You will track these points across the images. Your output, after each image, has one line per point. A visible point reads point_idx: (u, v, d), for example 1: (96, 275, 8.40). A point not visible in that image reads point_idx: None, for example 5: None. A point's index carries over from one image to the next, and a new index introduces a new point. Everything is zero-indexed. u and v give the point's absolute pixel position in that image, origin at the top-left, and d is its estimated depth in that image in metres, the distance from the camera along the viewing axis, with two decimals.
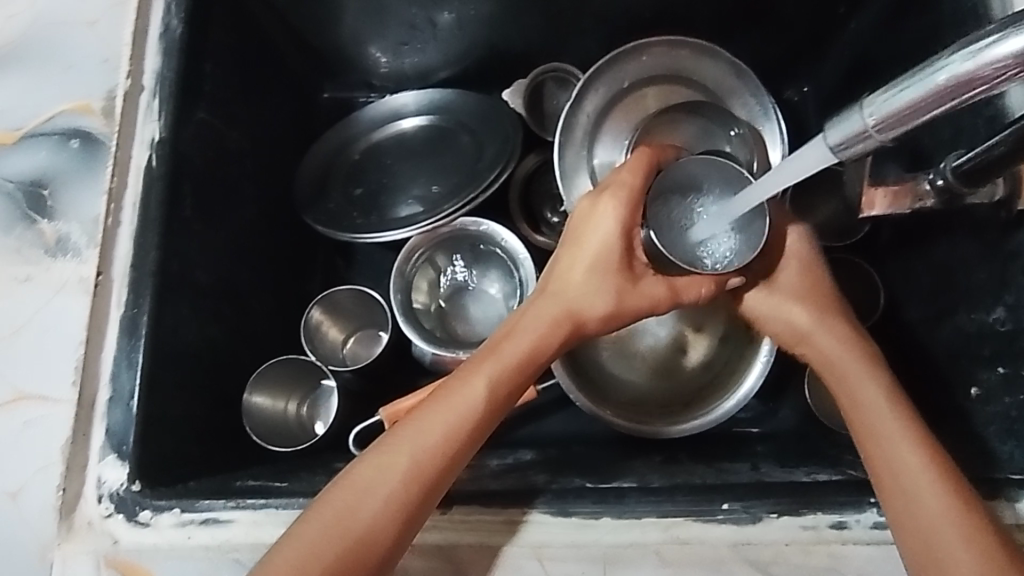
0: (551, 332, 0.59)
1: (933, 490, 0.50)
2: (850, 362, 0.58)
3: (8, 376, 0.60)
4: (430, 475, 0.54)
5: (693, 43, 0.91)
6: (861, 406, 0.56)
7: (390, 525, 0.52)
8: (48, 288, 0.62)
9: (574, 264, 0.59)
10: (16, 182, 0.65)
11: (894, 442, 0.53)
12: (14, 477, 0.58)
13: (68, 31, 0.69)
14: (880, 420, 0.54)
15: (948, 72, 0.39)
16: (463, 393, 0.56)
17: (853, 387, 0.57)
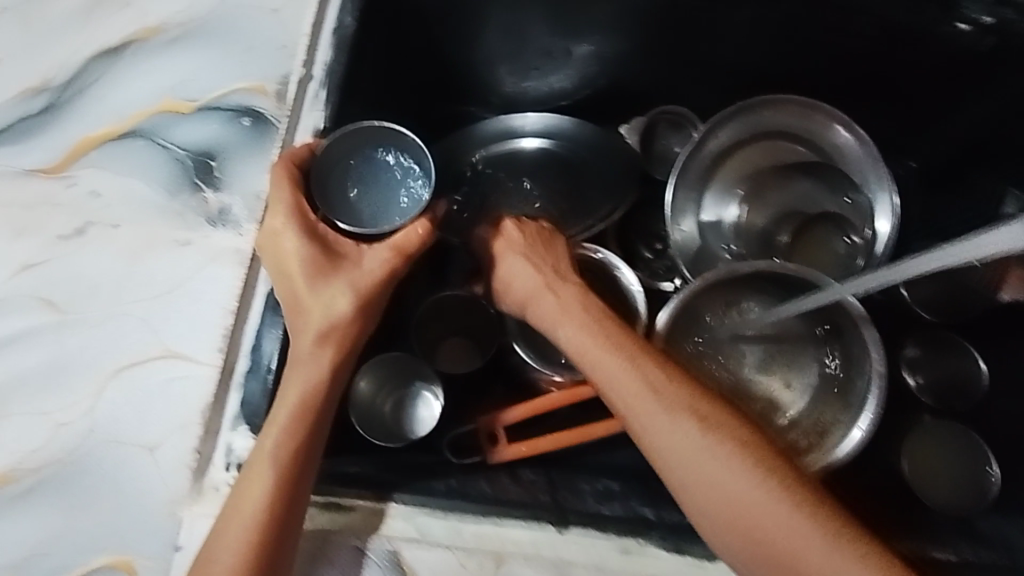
0: (318, 345, 0.57)
1: (736, 471, 0.53)
2: (609, 360, 0.61)
3: (158, 333, 0.62)
4: (273, 482, 0.53)
5: (824, 107, 0.92)
6: (652, 423, 0.57)
7: (271, 527, 0.52)
8: (205, 255, 0.64)
9: (295, 284, 0.58)
10: (187, 151, 0.67)
11: (669, 425, 0.56)
12: (154, 431, 0.60)
13: (253, 16, 0.72)
14: (668, 427, 0.56)
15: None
16: (271, 424, 0.55)
17: (643, 399, 0.57)
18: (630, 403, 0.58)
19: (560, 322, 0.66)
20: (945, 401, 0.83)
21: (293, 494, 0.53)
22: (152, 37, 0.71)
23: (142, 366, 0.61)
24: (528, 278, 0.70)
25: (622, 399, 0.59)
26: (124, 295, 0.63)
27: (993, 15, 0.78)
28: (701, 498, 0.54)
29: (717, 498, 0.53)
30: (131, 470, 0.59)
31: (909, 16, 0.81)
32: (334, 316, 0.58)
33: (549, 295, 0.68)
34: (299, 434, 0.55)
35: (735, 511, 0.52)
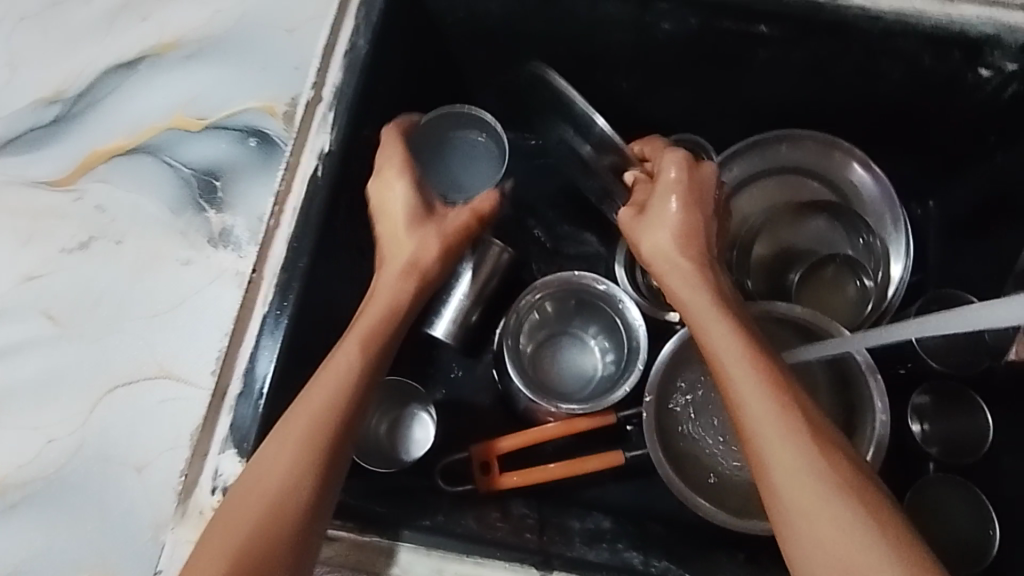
0: (402, 277, 0.66)
1: (830, 479, 0.47)
2: (723, 330, 0.56)
3: (153, 354, 0.62)
4: (341, 411, 0.56)
5: (843, 146, 0.92)
6: (752, 399, 0.51)
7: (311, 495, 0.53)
8: (205, 275, 0.65)
9: (393, 225, 0.68)
10: (192, 169, 0.67)
11: (780, 420, 0.50)
12: (145, 451, 0.60)
13: (266, 36, 0.72)
14: (765, 408, 0.51)
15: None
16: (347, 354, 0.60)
17: (750, 373, 0.52)
18: (734, 374, 0.53)
19: (692, 297, 0.60)
20: (954, 455, 0.82)
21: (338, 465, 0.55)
22: (166, 52, 0.71)
23: (136, 385, 0.62)
24: (665, 236, 0.63)
25: (736, 381, 0.53)
26: (123, 312, 0.63)
27: (1017, 63, 0.75)
28: (787, 490, 0.48)
29: (812, 516, 0.46)
30: (120, 489, 0.59)
31: (935, 62, 0.79)
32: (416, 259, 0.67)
33: (687, 263, 0.62)
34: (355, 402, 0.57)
35: (833, 538, 0.45)
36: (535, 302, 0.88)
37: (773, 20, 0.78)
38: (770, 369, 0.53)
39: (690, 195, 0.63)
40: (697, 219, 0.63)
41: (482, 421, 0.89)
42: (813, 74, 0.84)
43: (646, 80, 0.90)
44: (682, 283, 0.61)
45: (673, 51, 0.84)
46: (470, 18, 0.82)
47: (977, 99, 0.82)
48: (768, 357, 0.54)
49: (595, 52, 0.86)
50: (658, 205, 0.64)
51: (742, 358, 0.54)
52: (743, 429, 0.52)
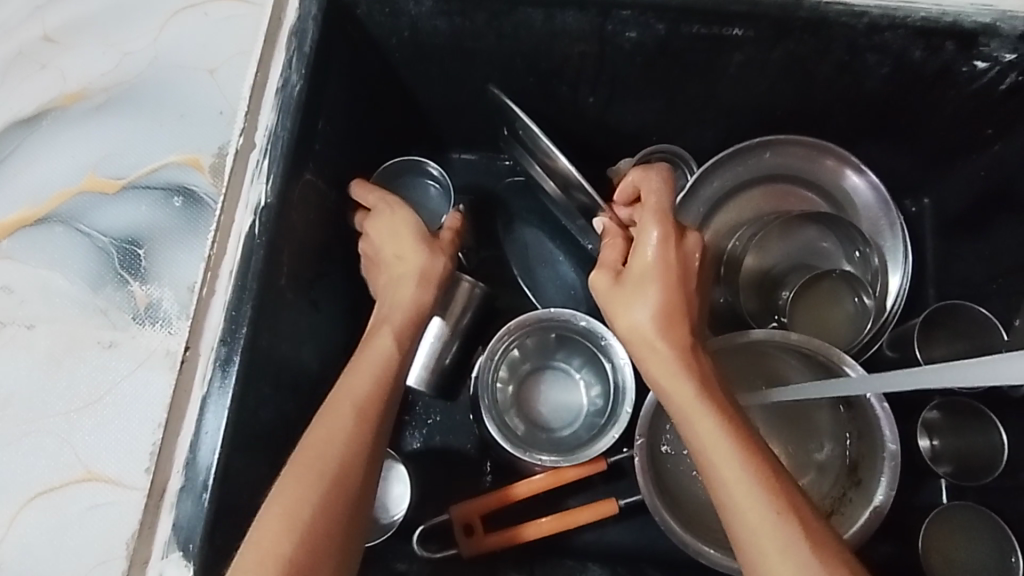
0: (419, 287, 0.64)
1: None
2: (705, 421, 0.53)
3: (78, 452, 0.56)
4: (332, 486, 0.51)
5: (834, 151, 0.86)
6: (743, 505, 0.49)
7: (323, 553, 0.50)
8: (133, 359, 0.57)
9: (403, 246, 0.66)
10: (110, 238, 0.60)
11: (772, 530, 0.48)
12: (76, 567, 0.53)
13: (186, 79, 0.64)
14: (758, 516, 0.49)
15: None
16: (339, 420, 0.54)
17: (738, 478, 0.50)
18: (721, 476, 0.50)
19: (675, 387, 0.55)
20: (968, 474, 0.78)
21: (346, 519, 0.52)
22: (74, 105, 0.63)
23: (61, 489, 0.55)
24: (644, 314, 0.56)
25: (723, 485, 0.50)
26: (42, 409, 0.56)
27: (1016, 54, 0.70)
28: None
29: None
30: None
31: (925, 56, 0.73)
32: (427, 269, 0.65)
33: (664, 342, 0.56)
34: (368, 447, 0.54)
35: None
36: (514, 342, 0.81)
37: (748, 22, 0.71)
38: (764, 471, 0.50)
39: (673, 272, 0.57)
40: (678, 287, 0.57)
41: (462, 471, 0.82)
42: (795, 74, 0.77)
43: (614, 92, 0.83)
44: (663, 369, 0.56)
45: (641, 59, 0.77)
46: (416, 39, 0.74)
47: (971, 90, 0.76)
48: (753, 450, 0.52)
49: (557, 65, 0.79)
50: (632, 280, 0.58)
51: (737, 463, 0.50)
52: (743, 543, 0.49)
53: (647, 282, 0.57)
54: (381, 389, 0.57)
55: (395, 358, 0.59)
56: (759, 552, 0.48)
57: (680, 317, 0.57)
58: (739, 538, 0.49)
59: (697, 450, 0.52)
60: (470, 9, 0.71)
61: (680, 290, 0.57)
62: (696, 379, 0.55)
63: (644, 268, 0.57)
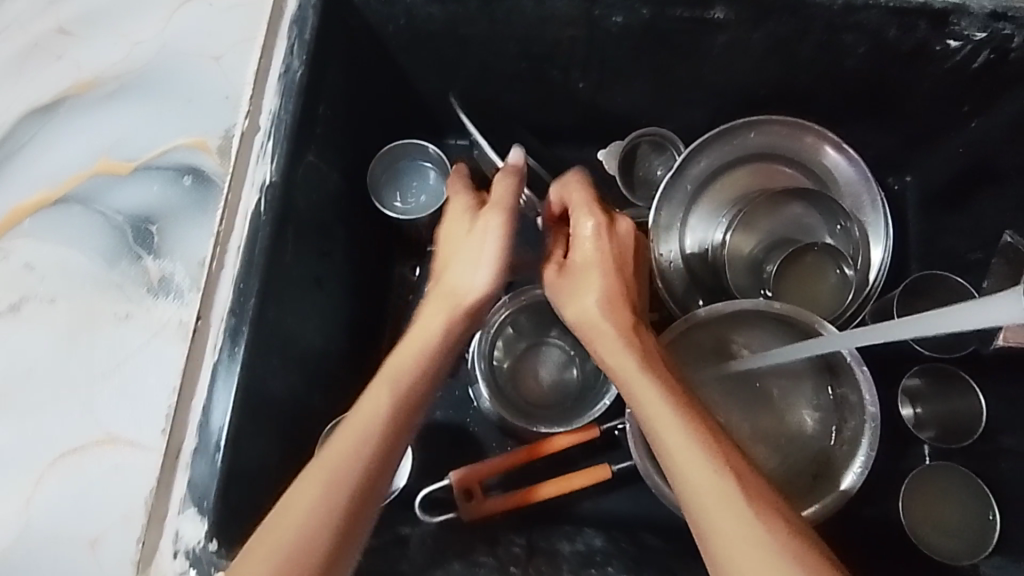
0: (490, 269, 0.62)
1: (766, 535, 0.48)
2: (648, 390, 0.56)
3: (97, 417, 0.59)
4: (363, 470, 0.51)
5: (816, 129, 0.88)
6: (684, 462, 0.52)
7: (327, 541, 0.48)
8: (146, 330, 0.61)
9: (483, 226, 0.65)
10: (124, 216, 0.63)
11: (712, 481, 0.51)
12: (98, 523, 0.57)
13: (192, 66, 0.68)
14: (699, 468, 0.51)
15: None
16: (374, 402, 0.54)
17: (680, 436, 0.53)
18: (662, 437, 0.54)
19: (620, 362, 0.59)
20: (948, 437, 0.81)
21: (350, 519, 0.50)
22: (88, 92, 0.67)
23: (82, 451, 0.58)
24: (586, 300, 0.63)
25: (665, 446, 0.53)
26: (62, 377, 0.60)
27: (986, 31, 0.73)
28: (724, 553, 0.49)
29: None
30: (74, 565, 0.56)
31: (901, 35, 0.75)
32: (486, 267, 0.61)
33: (609, 322, 0.61)
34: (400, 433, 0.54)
35: None
36: (509, 318, 0.85)
37: (728, 5, 0.74)
38: (703, 432, 0.54)
39: (611, 259, 0.63)
40: (617, 277, 0.63)
41: (461, 443, 0.86)
42: (777, 55, 0.80)
43: (603, 76, 0.86)
44: (609, 347, 0.60)
45: (628, 43, 0.80)
46: (412, 27, 0.78)
47: (946, 68, 0.79)
48: (693, 413, 0.55)
49: (547, 50, 0.82)
50: (574, 270, 0.65)
51: (677, 424, 0.54)
52: (687, 500, 0.51)
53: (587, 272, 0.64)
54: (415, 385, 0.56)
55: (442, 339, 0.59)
56: (699, 504, 0.51)
57: (623, 301, 0.63)
58: (681, 495, 0.52)
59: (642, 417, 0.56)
60: None
61: (618, 278, 0.63)
62: (640, 355, 0.59)
63: (584, 260, 0.64)
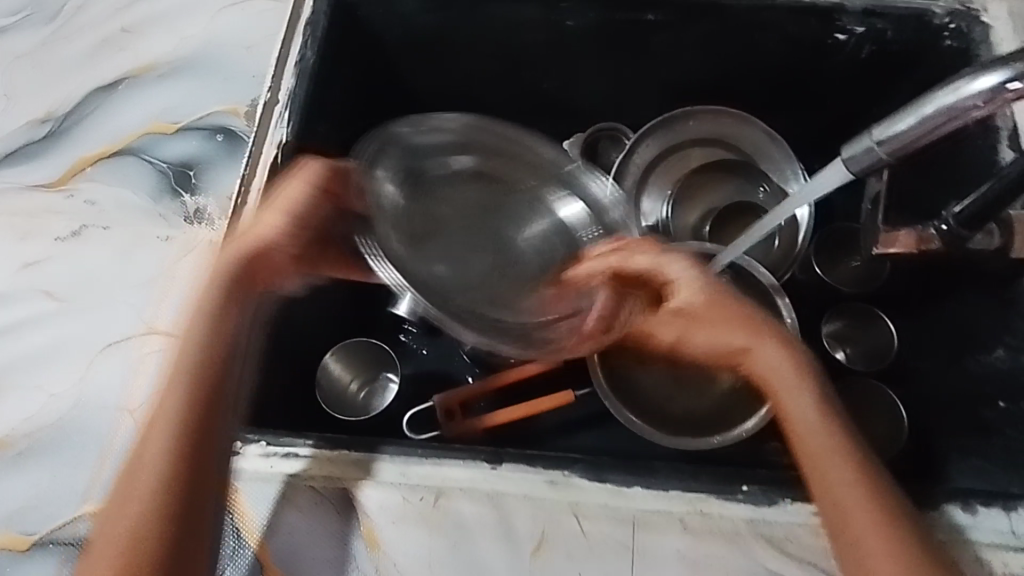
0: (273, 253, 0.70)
1: (875, 528, 0.60)
2: (792, 390, 0.69)
3: (139, 315, 0.72)
4: (174, 429, 0.61)
5: (736, 113, 1.03)
6: (822, 460, 0.64)
7: (143, 485, 0.59)
8: (183, 249, 0.75)
9: (262, 227, 0.70)
10: (169, 164, 0.79)
11: (841, 482, 0.62)
12: (134, 396, 0.68)
13: (228, 53, 0.85)
14: (834, 466, 0.64)
15: (978, 80, 0.47)
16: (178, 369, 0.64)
17: (819, 441, 0.65)
18: (805, 437, 0.66)
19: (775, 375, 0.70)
20: (869, 364, 0.88)
21: (184, 496, 0.59)
22: (143, 73, 0.84)
23: (126, 341, 0.71)
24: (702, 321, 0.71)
25: (803, 442, 0.66)
26: (113, 285, 0.73)
27: (864, 26, 0.90)
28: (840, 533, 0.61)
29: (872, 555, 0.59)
30: (114, 429, 0.67)
31: (799, 30, 0.92)
32: (271, 239, 0.70)
33: (771, 345, 0.71)
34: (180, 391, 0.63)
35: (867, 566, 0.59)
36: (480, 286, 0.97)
37: (658, 9, 0.92)
38: (837, 435, 0.66)
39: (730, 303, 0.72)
40: (728, 304, 0.72)
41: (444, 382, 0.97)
42: (704, 51, 0.98)
43: (562, 72, 1.03)
44: (755, 342, 0.72)
45: (582, 43, 0.97)
46: (404, 33, 0.96)
47: (841, 59, 0.95)
48: (835, 421, 0.67)
49: (514, 51, 0.99)
50: (692, 312, 0.72)
51: (817, 424, 0.66)
52: (815, 485, 0.63)
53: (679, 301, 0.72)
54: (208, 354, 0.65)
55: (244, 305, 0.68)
56: (827, 497, 0.62)
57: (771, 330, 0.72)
58: (813, 481, 0.64)
59: (788, 415, 0.68)
60: (446, 5, 0.92)
61: (729, 312, 0.71)
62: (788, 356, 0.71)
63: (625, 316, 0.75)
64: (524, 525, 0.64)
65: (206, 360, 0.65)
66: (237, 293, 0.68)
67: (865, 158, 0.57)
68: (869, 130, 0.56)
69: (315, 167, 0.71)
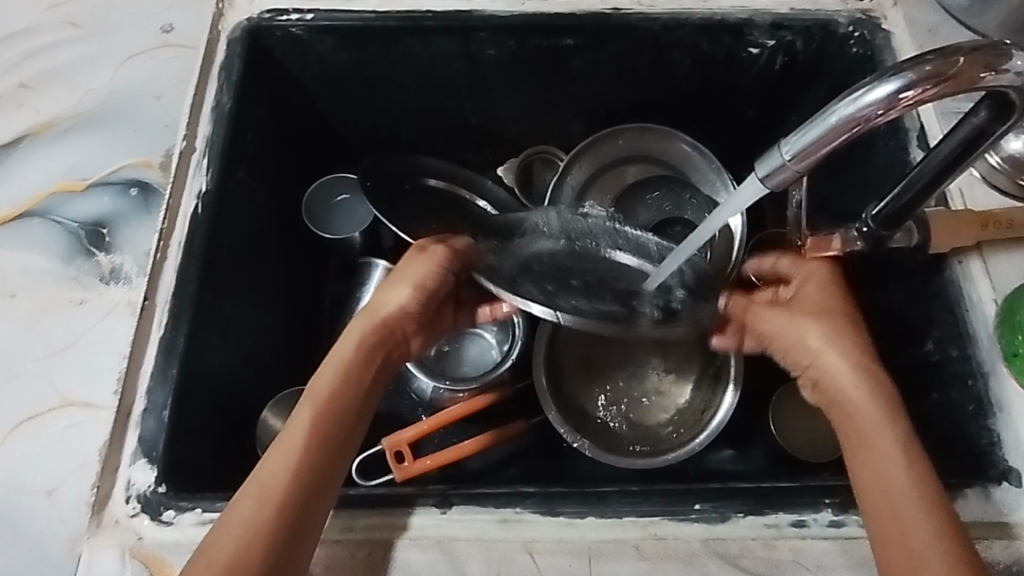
0: (371, 327, 0.70)
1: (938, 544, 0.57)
2: (860, 393, 0.65)
3: (56, 387, 0.68)
4: (299, 471, 0.61)
5: (659, 128, 1.04)
6: (884, 474, 0.60)
7: (273, 523, 0.58)
8: (100, 310, 0.71)
9: (393, 295, 0.72)
10: (80, 223, 0.75)
11: (898, 500, 0.59)
12: (56, 475, 0.64)
13: (138, 104, 0.82)
14: (899, 483, 0.60)
15: (876, 90, 0.49)
16: (296, 420, 0.64)
17: (884, 453, 0.61)
18: (864, 445, 0.63)
19: (848, 385, 0.66)
20: None
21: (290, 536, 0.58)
22: (47, 130, 0.81)
23: (42, 415, 0.67)
24: (812, 325, 0.69)
25: (866, 453, 0.62)
26: (24, 356, 0.69)
27: (773, 39, 0.93)
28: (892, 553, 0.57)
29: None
30: (32, 513, 0.63)
31: (711, 46, 0.95)
32: (398, 309, 0.72)
33: (845, 345, 0.68)
34: (325, 442, 0.63)
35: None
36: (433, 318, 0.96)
37: (574, 33, 0.93)
38: (902, 442, 0.62)
39: (829, 287, 0.72)
40: (832, 303, 0.71)
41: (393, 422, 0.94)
42: (624, 72, 0.99)
43: (488, 103, 1.03)
44: (817, 346, 0.68)
45: (503, 71, 0.98)
46: (324, 73, 0.94)
47: (755, 72, 0.98)
48: (901, 429, 0.63)
49: (438, 84, 0.99)
50: (787, 318, 0.70)
51: (883, 433, 0.62)
52: (877, 499, 0.60)
53: (814, 297, 0.71)
54: (338, 404, 0.66)
55: (354, 357, 0.68)
56: (881, 514, 0.59)
57: (847, 319, 0.69)
58: (868, 493, 0.61)
59: (852, 424, 0.64)
60: (362, 43, 0.91)
61: (841, 315, 0.70)
62: (851, 355, 0.67)
63: (808, 277, 0.73)
64: (478, 568, 0.63)
65: (342, 408, 0.66)
66: (375, 350, 0.70)
67: (775, 173, 0.57)
68: (777, 147, 0.56)
69: (451, 250, 0.74)
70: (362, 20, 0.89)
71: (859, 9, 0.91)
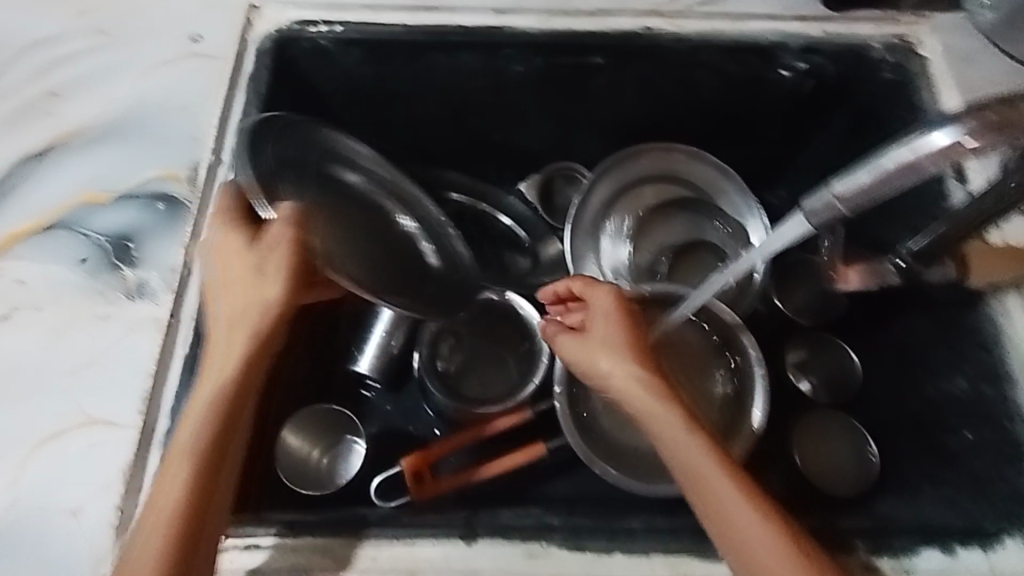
0: (234, 319, 0.64)
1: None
2: (668, 425, 0.62)
3: (79, 404, 0.67)
4: (182, 503, 0.56)
5: (687, 149, 1.04)
6: (730, 512, 0.58)
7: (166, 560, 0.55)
8: (125, 326, 0.70)
9: (252, 285, 0.64)
10: (105, 236, 0.75)
11: (749, 538, 0.57)
12: (78, 496, 0.63)
13: (164, 115, 0.81)
14: (747, 521, 0.57)
15: (932, 137, 0.48)
16: (176, 445, 0.59)
17: (718, 491, 0.58)
18: (701, 481, 0.59)
19: (654, 412, 0.63)
20: (835, 395, 0.89)
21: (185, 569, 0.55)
22: (72, 139, 0.80)
23: (65, 433, 0.66)
24: (612, 358, 0.67)
25: (707, 492, 0.59)
26: (47, 371, 0.69)
27: (805, 62, 0.91)
28: None
29: None
30: (53, 534, 0.62)
31: (739, 69, 0.93)
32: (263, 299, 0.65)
33: (644, 380, 0.65)
34: (198, 460, 0.58)
35: None
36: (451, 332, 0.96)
37: (603, 51, 0.91)
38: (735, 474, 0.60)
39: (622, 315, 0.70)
40: (627, 330, 0.69)
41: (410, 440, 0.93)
42: (650, 91, 0.97)
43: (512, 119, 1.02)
44: (631, 382, 0.65)
45: (527, 88, 0.96)
46: (346, 85, 0.93)
47: (782, 94, 0.96)
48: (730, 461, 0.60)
49: (462, 98, 0.97)
50: (587, 347, 0.69)
51: (716, 468, 0.59)
52: (730, 541, 0.57)
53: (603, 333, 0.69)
54: (205, 420, 0.60)
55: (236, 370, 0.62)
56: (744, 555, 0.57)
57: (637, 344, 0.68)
58: (726, 534, 0.58)
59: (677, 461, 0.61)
60: (386, 57, 0.90)
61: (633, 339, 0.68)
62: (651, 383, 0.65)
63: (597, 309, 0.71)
64: None
65: (228, 414, 0.61)
66: (256, 349, 0.63)
67: (823, 210, 0.57)
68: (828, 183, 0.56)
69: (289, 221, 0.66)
70: (391, 33, 0.88)
71: (893, 35, 0.90)
